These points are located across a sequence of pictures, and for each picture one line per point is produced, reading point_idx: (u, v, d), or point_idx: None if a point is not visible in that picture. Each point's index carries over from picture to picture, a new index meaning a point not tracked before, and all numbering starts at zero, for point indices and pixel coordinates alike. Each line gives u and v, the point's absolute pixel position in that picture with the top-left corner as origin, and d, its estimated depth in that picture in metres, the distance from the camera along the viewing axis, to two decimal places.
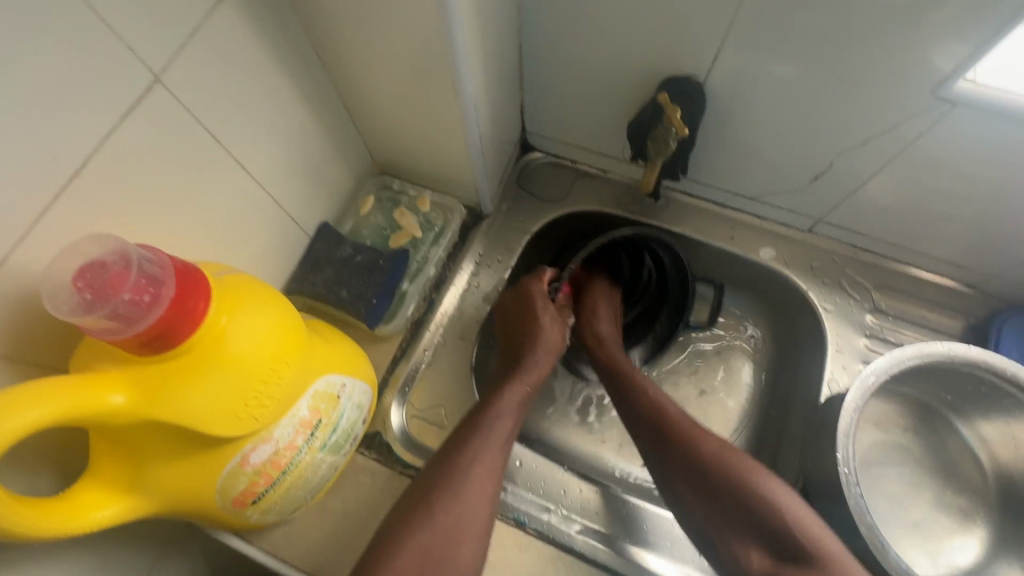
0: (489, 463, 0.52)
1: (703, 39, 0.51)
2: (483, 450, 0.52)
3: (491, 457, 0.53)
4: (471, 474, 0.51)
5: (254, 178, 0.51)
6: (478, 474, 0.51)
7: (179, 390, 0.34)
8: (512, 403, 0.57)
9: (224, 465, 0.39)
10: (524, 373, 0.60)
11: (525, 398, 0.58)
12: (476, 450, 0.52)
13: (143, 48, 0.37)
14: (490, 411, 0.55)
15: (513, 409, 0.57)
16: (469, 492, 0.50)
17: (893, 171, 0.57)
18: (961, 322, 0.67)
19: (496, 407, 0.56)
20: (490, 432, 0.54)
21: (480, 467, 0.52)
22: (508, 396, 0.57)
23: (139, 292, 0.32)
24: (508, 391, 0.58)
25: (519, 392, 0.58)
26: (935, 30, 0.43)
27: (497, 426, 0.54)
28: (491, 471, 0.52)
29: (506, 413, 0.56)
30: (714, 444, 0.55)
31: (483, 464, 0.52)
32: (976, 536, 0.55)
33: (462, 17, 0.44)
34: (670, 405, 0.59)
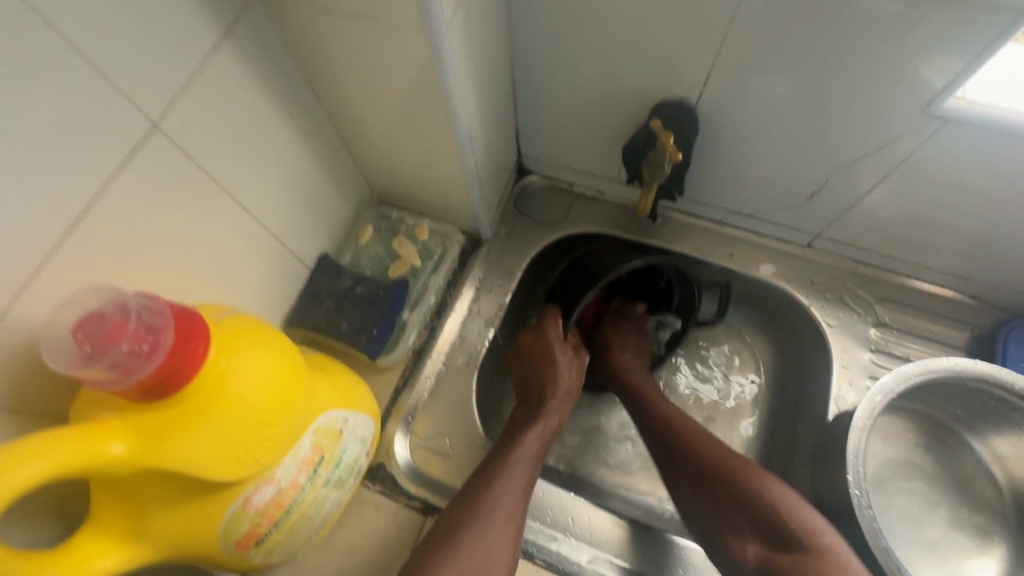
0: (511, 507, 0.51)
1: (693, 64, 0.52)
2: (507, 494, 0.52)
3: (516, 502, 0.52)
4: (494, 520, 0.50)
5: (253, 215, 0.52)
6: (502, 519, 0.50)
7: (178, 437, 0.34)
8: (534, 445, 0.56)
9: (226, 509, 0.39)
10: (544, 413, 0.59)
11: (545, 442, 0.58)
12: (499, 494, 0.51)
13: (141, 96, 0.37)
14: (512, 453, 0.55)
15: (534, 451, 0.56)
16: (491, 536, 0.49)
17: (889, 185, 0.57)
18: (967, 333, 0.66)
19: (519, 449, 0.55)
20: (514, 474, 0.53)
21: (502, 512, 0.51)
22: (530, 438, 0.57)
23: (139, 341, 0.32)
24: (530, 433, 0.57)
25: (539, 433, 0.57)
26: (921, 50, 0.43)
27: (519, 470, 0.54)
28: (513, 516, 0.51)
29: (529, 458, 0.55)
30: (716, 446, 0.55)
31: (506, 508, 0.51)
32: (994, 555, 0.54)
33: (453, 54, 0.45)
34: (678, 419, 0.59)
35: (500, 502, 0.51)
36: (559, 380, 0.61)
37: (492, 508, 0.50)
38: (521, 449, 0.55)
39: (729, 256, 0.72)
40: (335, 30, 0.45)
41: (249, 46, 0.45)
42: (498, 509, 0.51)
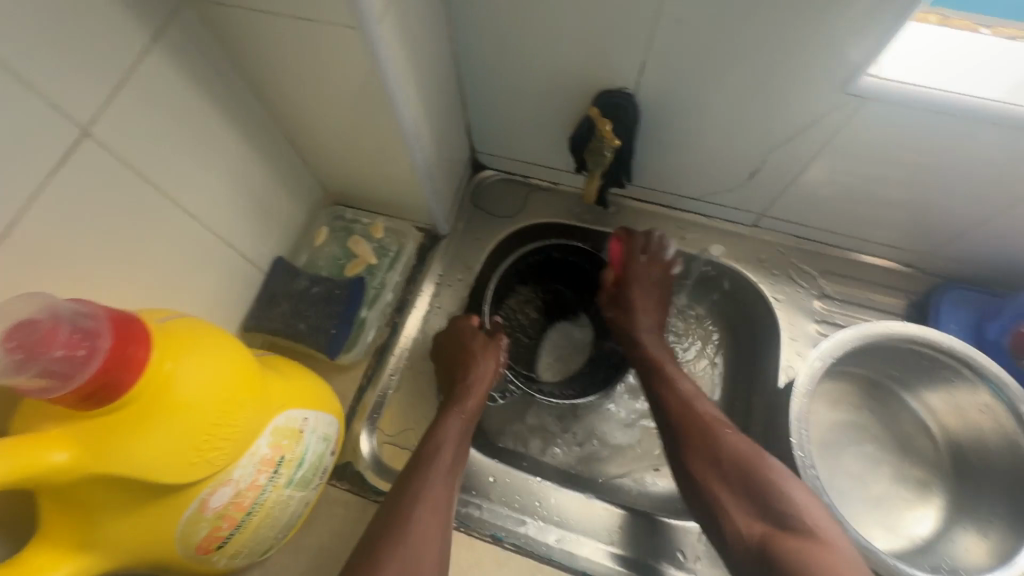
0: (435, 500, 0.52)
1: (628, 53, 0.54)
2: (429, 490, 0.52)
3: (440, 496, 0.52)
4: (416, 516, 0.50)
5: (199, 220, 0.51)
6: (426, 515, 0.51)
7: (125, 441, 0.34)
8: (453, 437, 0.57)
9: (183, 513, 0.39)
10: (459, 403, 0.60)
11: (464, 430, 0.58)
12: (422, 493, 0.52)
13: (69, 104, 0.37)
14: (430, 447, 0.55)
15: (455, 440, 0.57)
16: (417, 534, 0.49)
17: (822, 163, 0.60)
18: (904, 300, 0.70)
19: (437, 442, 0.56)
20: (436, 467, 0.54)
21: (425, 507, 0.51)
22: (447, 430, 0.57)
23: (73, 347, 0.31)
24: (448, 423, 0.58)
25: (457, 423, 0.58)
26: (837, 32, 0.46)
27: (441, 464, 0.54)
28: (438, 509, 0.52)
29: (448, 450, 0.56)
30: (743, 444, 0.53)
31: (427, 503, 0.51)
32: (934, 505, 0.57)
33: (390, 50, 0.46)
34: (698, 403, 0.57)
35: (421, 498, 0.52)
36: (471, 372, 0.62)
37: (414, 507, 0.51)
38: (439, 443, 0.56)
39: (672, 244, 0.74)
40: (268, 30, 0.45)
41: (183, 50, 0.44)
42: (420, 505, 0.51)
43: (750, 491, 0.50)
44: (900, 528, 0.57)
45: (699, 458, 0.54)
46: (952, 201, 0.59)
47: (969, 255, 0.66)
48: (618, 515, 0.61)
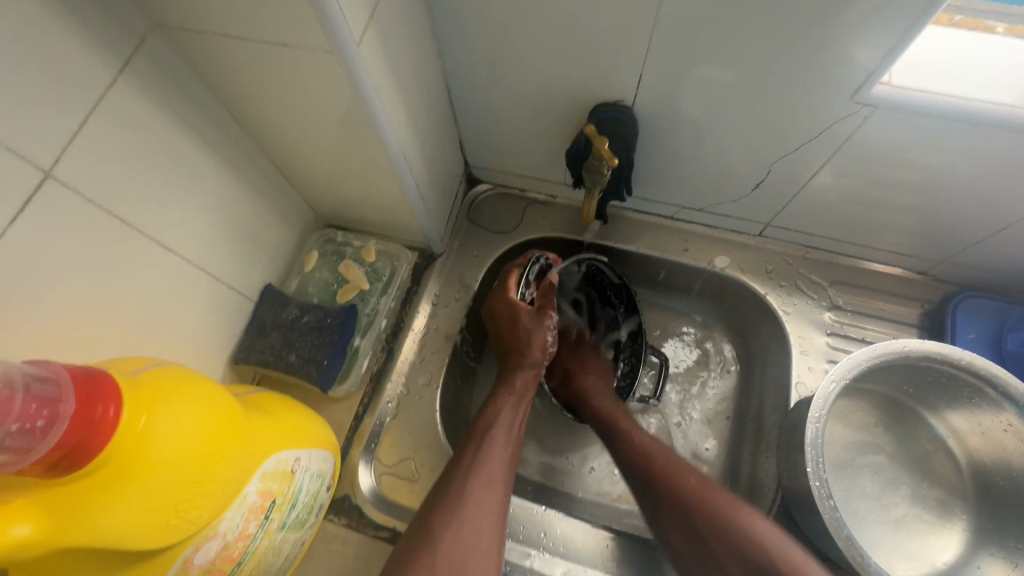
0: (489, 475, 0.53)
1: (624, 64, 0.51)
2: (485, 466, 0.53)
3: (498, 469, 0.54)
4: (472, 491, 0.51)
5: (180, 254, 0.49)
6: (487, 490, 0.52)
7: (95, 510, 0.31)
8: (509, 415, 0.58)
9: (165, 573, 0.37)
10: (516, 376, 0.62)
11: (517, 406, 0.59)
12: (482, 466, 0.53)
13: (28, 145, 0.35)
14: (485, 421, 0.57)
15: (512, 418, 0.58)
16: (476, 504, 0.51)
17: (832, 170, 0.57)
18: (918, 309, 0.67)
19: (497, 416, 0.58)
20: (498, 430, 0.57)
21: (481, 482, 0.52)
22: (501, 407, 0.59)
23: (31, 417, 0.29)
24: (500, 401, 0.59)
25: (509, 400, 0.59)
26: (847, 39, 0.43)
27: (497, 442, 0.55)
28: (494, 482, 0.53)
29: (509, 418, 0.58)
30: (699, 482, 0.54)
31: (484, 479, 0.52)
32: (957, 530, 0.55)
33: (372, 73, 0.43)
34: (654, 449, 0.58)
35: (477, 472, 0.53)
36: (533, 343, 0.62)
37: (471, 481, 0.52)
38: (499, 418, 0.58)
39: (660, 277, 0.75)
40: (242, 55, 0.43)
41: (154, 78, 0.42)
42: (476, 481, 0.52)
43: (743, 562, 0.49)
44: (922, 553, 0.54)
45: (673, 519, 0.53)
46: (967, 207, 0.56)
47: (985, 262, 0.63)
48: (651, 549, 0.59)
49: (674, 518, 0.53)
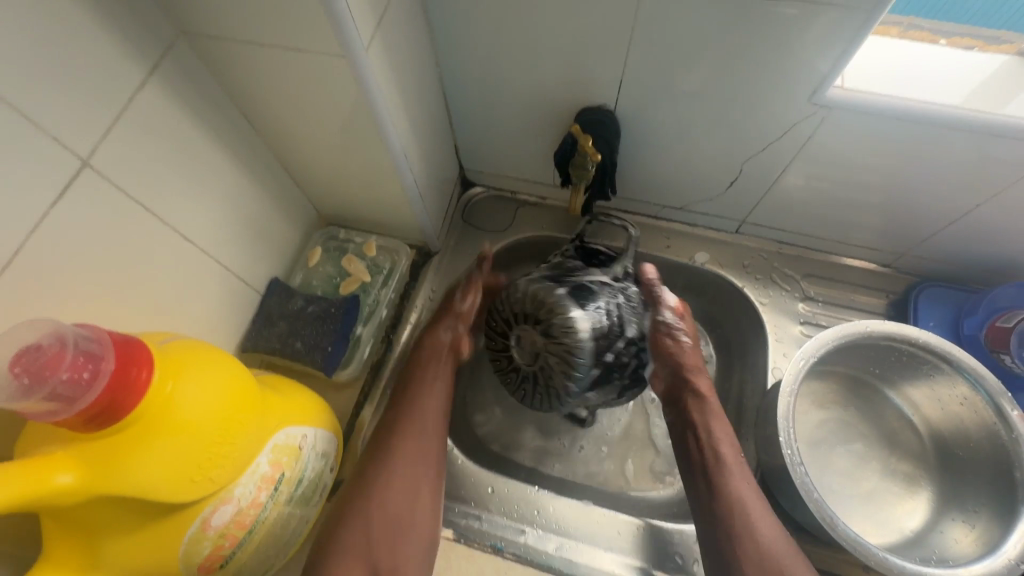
0: (420, 432, 0.59)
1: (606, 71, 0.56)
2: (416, 424, 0.59)
3: (423, 424, 0.59)
4: (399, 454, 0.56)
5: (196, 244, 0.52)
6: (411, 442, 0.58)
7: (126, 464, 0.34)
8: (431, 374, 0.63)
9: (184, 532, 0.40)
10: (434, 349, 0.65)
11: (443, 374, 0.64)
12: (405, 421, 0.59)
13: (69, 137, 0.38)
14: (423, 385, 0.62)
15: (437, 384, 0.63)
16: (403, 461, 0.56)
17: (798, 169, 0.62)
18: (884, 299, 0.72)
19: (427, 382, 0.62)
20: (423, 396, 0.61)
21: (411, 441, 0.58)
22: (434, 372, 0.63)
23: (78, 369, 0.33)
24: (424, 361, 0.64)
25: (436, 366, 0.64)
26: (803, 48, 0.49)
27: (422, 395, 0.61)
28: (422, 437, 0.58)
29: (430, 384, 0.62)
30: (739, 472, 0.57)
31: (401, 444, 0.57)
32: (923, 498, 0.59)
33: (377, 76, 0.48)
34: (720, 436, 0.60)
35: (397, 438, 0.58)
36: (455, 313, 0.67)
37: (399, 442, 0.57)
38: (421, 383, 0.62)
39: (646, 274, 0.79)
40: (258, 60, 0.47)
41: (178, 80, 0.46)
42: (400, 443, 0.57)
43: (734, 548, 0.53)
44: (891, 521, 0.58)
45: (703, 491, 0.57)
46: (922, 202, 0.61)
47: (943, 254, 0.68)
48: (635, 526, 0.61)
49: (707, 489, 0.57)
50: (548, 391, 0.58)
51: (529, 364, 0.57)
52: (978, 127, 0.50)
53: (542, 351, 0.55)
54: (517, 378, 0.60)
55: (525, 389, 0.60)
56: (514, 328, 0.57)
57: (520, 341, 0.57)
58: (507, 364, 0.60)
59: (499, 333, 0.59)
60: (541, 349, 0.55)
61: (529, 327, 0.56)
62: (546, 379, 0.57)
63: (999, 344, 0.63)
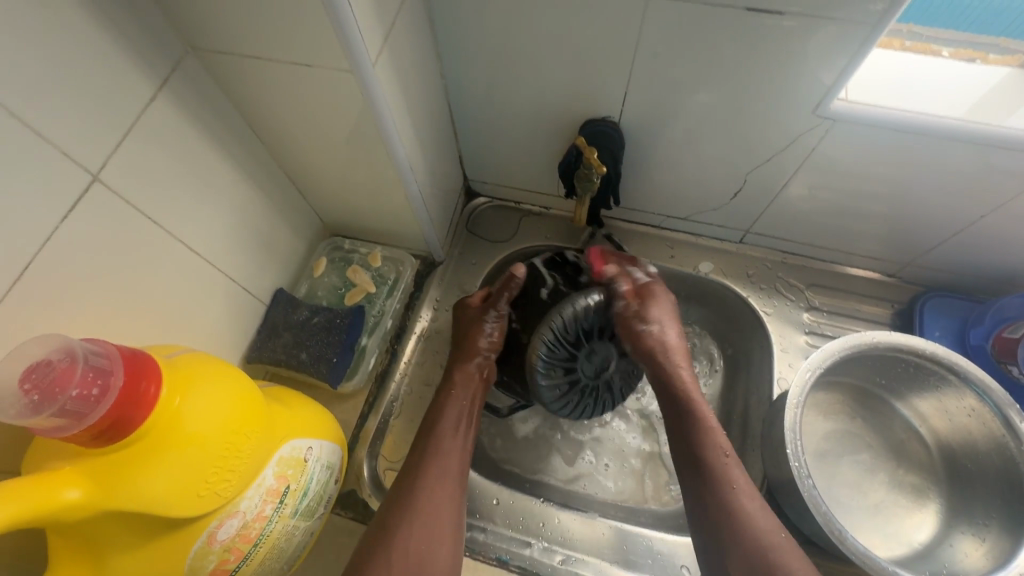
0: (441, 470, 0.55)
1: (611, 84, 0.57)
2: (437, 462, 0.55)
3: (446, 466, 0.55)
4: (420, 494, 0.52)
5: (202, 256, 0.53)
6: (433, 487, 0.53)
7: (133, 479, 0.34)
8: (457, 410, 0.60)
9: (190, 546, 0.39)
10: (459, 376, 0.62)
11: (466, 409, 0.60)
12: (430, 463, 0.55)
13: (80, 152, 0.39)
14: (441, 420, 0.58)
15: (457, 417, 0.59)
16: (426, 500, 0.52)
17: (802, 179, 0.62)
18: (889, 309, 0.72)
19: (446, 419, 0.58)
20: (444, 436, 0.57)
21: (431, 478, 0.54)
22: (452, 404, 0.60)
23: (88, 386, 0.33)
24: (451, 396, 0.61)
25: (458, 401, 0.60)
26: (806, 61, 0.49)
27: (446, 433, 0.57)
28: (445, 477, 0.54)
29: (452, 420, 0.59)
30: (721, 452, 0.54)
31: (424, 482, 0.53)
32: (931, 510, 0.58)
33: (384, 90, 0.48)
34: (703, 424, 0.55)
35: (420, 476, 0.54)
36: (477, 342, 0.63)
37: (420, 480, 0.54)
38: (444, 423, 0.58)
39: None
40: (267, 75, 0.47)
41: (188, 95, 0.47)
42: (422, 482, 0.53)
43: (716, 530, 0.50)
44: (899, 534, 0.58)
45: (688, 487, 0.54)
46: (926, 213, 0.61)
47: (948, 264, 0.68)
48: (638, 536, 0.61)
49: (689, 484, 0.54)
50: (596, 399, 0.64)
51: (593, 376, 0.62)
52: (982, 138, 0.50)
53: (609, 361, 0.63)
54: (573, 391, 0.61)
55: (575, 400, 0.62)
56: (590, 341, 0.61)
57: (592, 352, 0.62)
58: (566, 375, 0.61)
59: (572, 343, 0.60)
60: (609, 359, 0.63)
61: (599, 340, 0.62)
62: (600, 388, 0.63)
63: (1005, 354, 0.63)
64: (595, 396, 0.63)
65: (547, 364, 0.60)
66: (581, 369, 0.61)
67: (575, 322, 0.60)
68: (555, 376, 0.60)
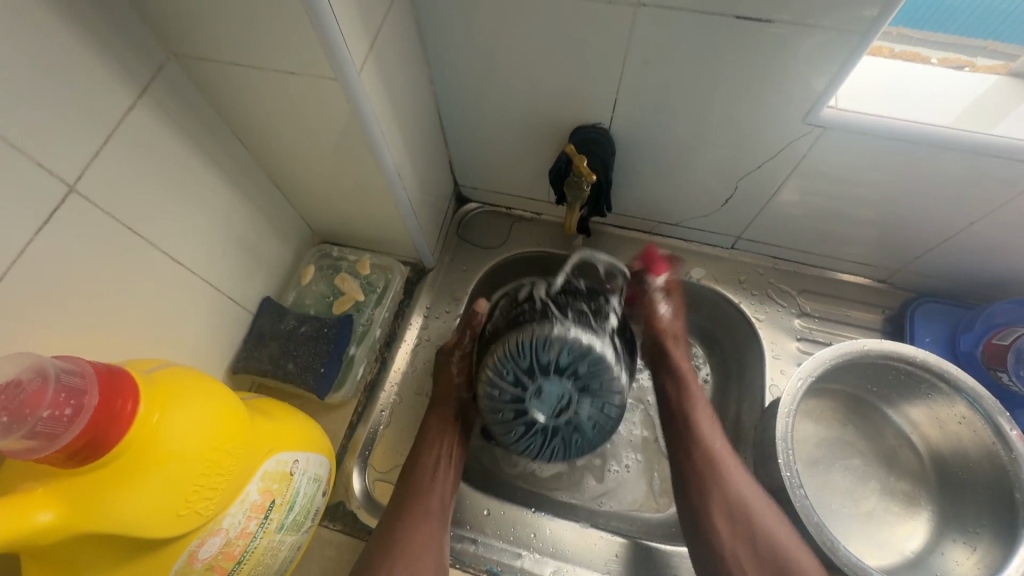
0: (423, 510, 0.55)
1: (601, 90, 0.56)
2: (418, 501, 0.55)
3: (426, 509, 0.55)
4: (403, 534, 0.53)
5: (185, 265, 0.51)
6: (415, 528, 0.53)
7: (111, 499, 0.33)
8: (435, 451, 0.59)
9: (171, 565, 0.39)
10: (438, 415, 0.61)
11: (446, 446, 0.60)
12: (413, 505, 0.55)
13: (56, 162, 0.38)
14: (420, 459, 0.58)
15: (438, 459, 0.59)
16: (407, 546, 0.52)
17: (793, 186, 0.62)
18: (880, 315, 0.72)
19: (426, 459, 0.58)
20: (424, 476, 0.57)
21: (414, 520, 0.54)
22: (432, 445, 0.59)
23: (59, 406, 0.32)
24: (430, 435, 0.60)
25: (438, 440, 0.60)
26: (796, 68, 0.48)
27: (426, 473, 0.57)
28: (426, 517, 0.55)
29: (433, 459, 0.58)
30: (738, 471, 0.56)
31: (407, 525, 0.54)
32: (923, 517, 0.58)
33: (371, 96, 0.47)
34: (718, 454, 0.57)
35: (401, 518, 0.54)
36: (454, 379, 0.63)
37: (403, 523, 0.54)
38: (426, 460, 0.58)
39: None
40: (251, 81, 0.46)
41: (168, 101, 0.46)
42: (404, 523, 0.54)
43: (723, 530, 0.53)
44: (891, 543, 0.58)
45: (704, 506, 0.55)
46: (917, 219, 0.61)
47: (938, 270, 0.68)
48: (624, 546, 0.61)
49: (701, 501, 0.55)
50: (566, 442, 0.56)
51: (551, 416, 0.54)
52: (972, 146, 0.50)
53: (573, 400, 0.53)
54: (531, 432, 0.55)
55: (536, 442, 0.55)
56: (538, 380, 0.52)
57: (544, 391, 0.53)
58: (517, 416, 0.54)
59: (515, 383, 0.53)
60: (571, 398, 0.53)
61: (554, 378, 0.52)
62: (566, 429, 0.54)
63: (996, 361, 0.63)
64: (563, 438, 0.55)
65: (493, 406, 0.54)
66: (532, 409, 0.53)
67: (512, 359, 0.52)
68: (505, 418, 0.54)
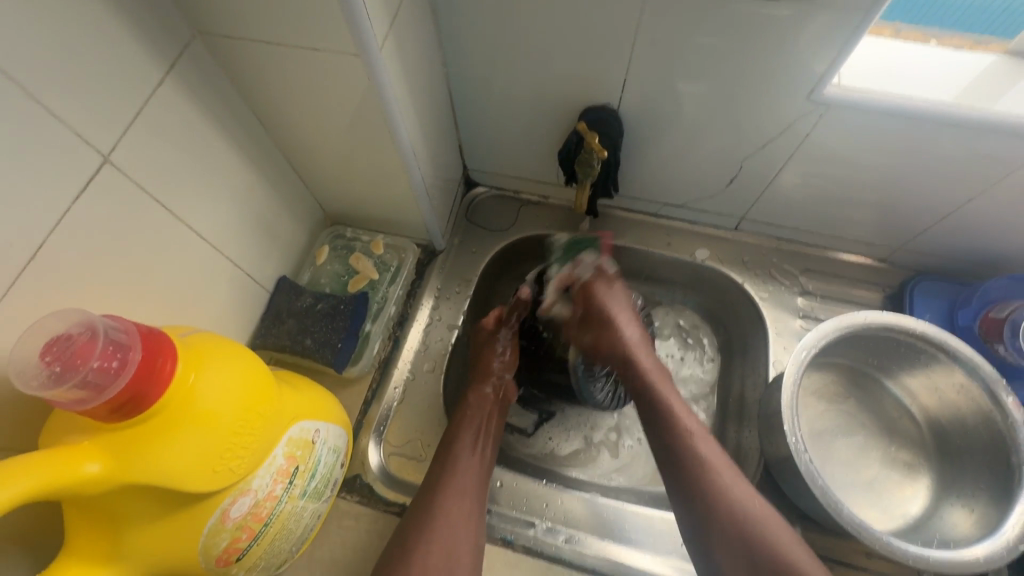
0: (461, 485, 0.56)
1: (611, 70, 0.58)
2: (456, 477, 0.56)
3: (466, 481, 0.57)
4: (443, 507, 0.54)
5: (207, 241, 0.53)
6: (452, 502, 0.55)
7: (151, 453, 0.35)
8: (474, 427, 0.61)
9: (204, 522, 0.40)
10: (478, 394, 0.64)
11: (481, 425, 0.62)
12: (449, 483, 0.56)
13: (90, 133, 0.39)
14: (457, 436, 0.60)
15: (474, 438, 0.60)
16: (444, 519, 0.53)
17: (796, 166, 0.63)
18: (880, 293, 0.74)
19: (465, 436, 0.60)
20: (461, 454, 0.58)
21: (450, 495, 0.55)
22: (469, 423, 0.61)
23: (107, 359, 0.33)
24: (469, 412, 0.62)
25: (474, 419, 0.62)
26: (801, 47, 0.50)
27: (464, 450, 0.59)
28: (463, 491, 0.56)
29: (470, 436, 0.60)
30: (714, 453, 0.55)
31: (445, 499, 0.55)
32: (923, 484, 0.60)
33: (390, 74, 0.49)
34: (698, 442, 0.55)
35: (440, 492, 0.55)
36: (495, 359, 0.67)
37: (440, 497, 0.55)
38: (464, 437, 0.60)
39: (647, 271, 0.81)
40: (272, 59, 0.48)
41: (193, 79, 0.47)
42: (444, 496, 0.55)
43: (708, 518, 0.52)
44: (892, 508, 0.60)
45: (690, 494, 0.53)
46: (917, 197, 0.63)
47: (937, 249, 0.70)
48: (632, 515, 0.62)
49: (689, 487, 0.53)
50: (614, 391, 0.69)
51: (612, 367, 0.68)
52: (971, 121, 0.52)
53: None
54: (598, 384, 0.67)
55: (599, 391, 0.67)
56: None
57: None
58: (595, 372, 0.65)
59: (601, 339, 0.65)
60: None
61: None
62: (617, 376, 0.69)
63: (992, 334, 0.65)
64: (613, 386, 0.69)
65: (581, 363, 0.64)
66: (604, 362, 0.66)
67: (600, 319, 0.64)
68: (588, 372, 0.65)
